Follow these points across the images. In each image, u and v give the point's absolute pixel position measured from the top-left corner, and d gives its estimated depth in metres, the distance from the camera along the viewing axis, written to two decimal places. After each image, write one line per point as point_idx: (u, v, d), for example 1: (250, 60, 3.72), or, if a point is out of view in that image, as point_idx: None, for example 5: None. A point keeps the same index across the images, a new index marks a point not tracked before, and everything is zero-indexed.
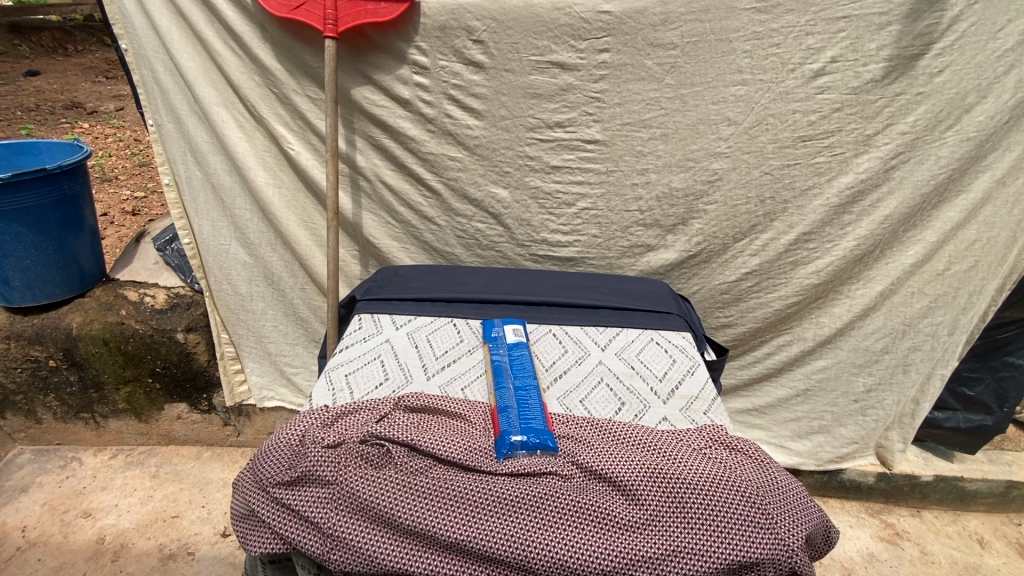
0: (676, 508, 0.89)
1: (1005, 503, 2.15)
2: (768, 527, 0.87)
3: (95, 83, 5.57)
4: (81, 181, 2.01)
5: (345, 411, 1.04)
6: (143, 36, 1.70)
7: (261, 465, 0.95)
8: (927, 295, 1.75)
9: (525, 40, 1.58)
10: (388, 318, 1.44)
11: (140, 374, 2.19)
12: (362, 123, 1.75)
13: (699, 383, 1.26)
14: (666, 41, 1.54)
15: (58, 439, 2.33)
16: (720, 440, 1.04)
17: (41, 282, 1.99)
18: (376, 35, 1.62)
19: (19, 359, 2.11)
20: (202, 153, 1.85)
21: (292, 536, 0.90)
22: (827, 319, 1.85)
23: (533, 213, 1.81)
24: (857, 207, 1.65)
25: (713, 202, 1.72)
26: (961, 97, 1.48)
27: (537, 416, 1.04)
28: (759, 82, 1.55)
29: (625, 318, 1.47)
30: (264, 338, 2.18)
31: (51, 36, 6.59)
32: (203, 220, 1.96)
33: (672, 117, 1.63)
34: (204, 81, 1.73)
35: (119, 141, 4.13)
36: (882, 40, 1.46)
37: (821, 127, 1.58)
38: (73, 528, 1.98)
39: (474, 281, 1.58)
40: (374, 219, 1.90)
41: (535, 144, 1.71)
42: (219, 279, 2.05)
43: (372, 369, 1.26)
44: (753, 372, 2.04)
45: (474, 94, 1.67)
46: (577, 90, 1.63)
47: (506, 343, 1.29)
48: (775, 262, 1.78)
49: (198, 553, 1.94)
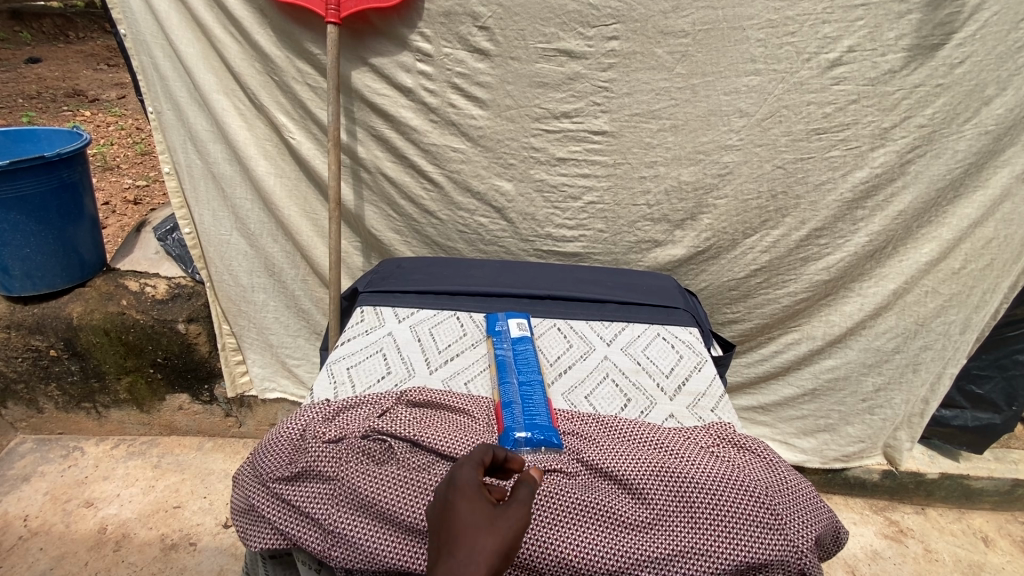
0: (684, 507, 0.87)
1: (1010, 501, 2.14)
2: (778, 529, 0.85)
3: (97, 71, 5.53)
4: (81, 169, 1.99)
5: (347, 405, 1.03)
6: (142, 21, 1.66)
7: (262, 459, 0.95)
8: (941, 294, 1.72)
9: (531, 27, 1.55)
10: (390, 310, 1.42)
11: (141, 365, 2.18)
12: (362, 112, 1.72)
13: (706, 379, 1.24)
14: (676, 29, 1.50)
15: (59, 428, 2.32)
16: (728, 438, 1.02)
17: (41, 271, 1.98)
18: (379, 20, 1.58)
19: (19, 348, 2.10)
20: (202, 142, 1.82)
21: (293, 532, 0.88)
22: (837, 317, 1.83)
23: (538, 207, 1.78)
24: (870, 202, 1.62)
25: (723, 197, 1.69)
26: (980, 89, 1.44)
27: (540, 412, 1.03)
28: (772, 72, 1.51)
29: (631, 313, 1.44)
30: (265, 329, 2.16)
31: (52, 22, 6.54)
32: (203, 210, 1.94)
33: (682, 107, 1.59)
34: (203, 67, 1.70)
35: (120, 129, 4.11)
36: (902, 29, 1.42)
37: (836, 120, 1.54)
38: (75, 518, 1.98)
39: (477, 274, 1.55)
40: (376, 211, 1.87)
41: (540, 134, 1.68)
42: (219, 269, 2.03)
43: (374, 363, 1.25)
44: (760, 369, 2.02)
45: (477, 82, 1.64)
46: (584, 79, 1.60)
47: (509, 337, 1.27)
48: (785, 259, 1.75)
49: (199, 544, 1.93)
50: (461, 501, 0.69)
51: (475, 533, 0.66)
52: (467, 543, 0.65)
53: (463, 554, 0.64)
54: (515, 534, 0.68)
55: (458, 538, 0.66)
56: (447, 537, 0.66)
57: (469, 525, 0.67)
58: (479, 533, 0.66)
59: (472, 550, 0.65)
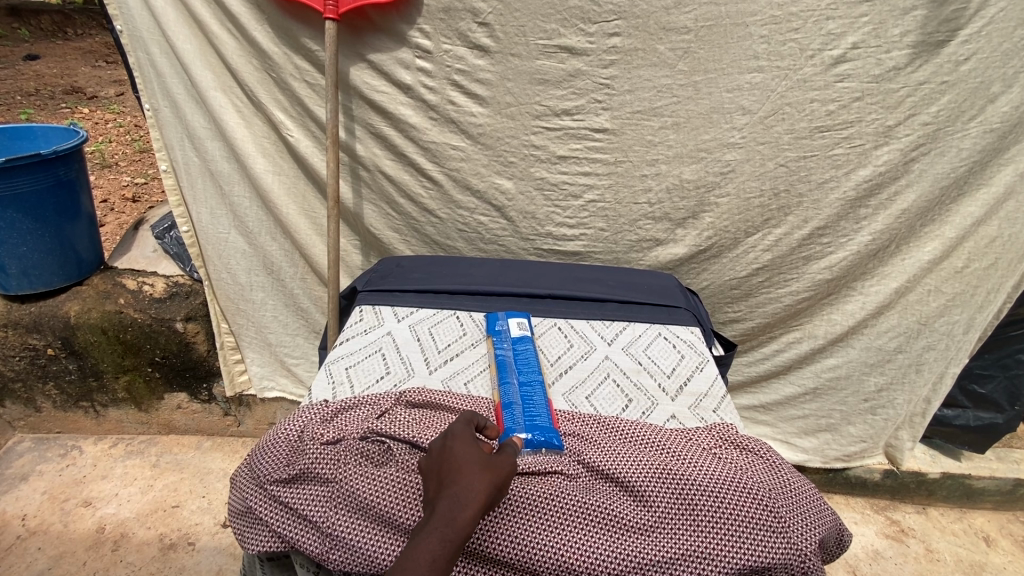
0: (686, 510, 0.86)
1: (1011, 501, 2.13)
2: (781, 532, 0.84)
3: (95, 68, 5.50)
4: (78, 167, 1.97)
5: (345, 406, 1.02)
6: (138, 17, 1.65)
7: (259, 461, 0.94)
8: (944, 293, 1.71)
9: (532, 23, 1.53)
10: (389, 309, 1.41)
11: (139, 364, 2.17)
12: (361, 109, 1.70)
13: (708, 380, 1.23)
14: (679, 25, 1.49)
15: (57, 427, 2.31)
16: (730, 439, 1.01)
17: (38, 270, 1.96)
18: (378, 16, 1.57)
19: (16, 347, 2.09)
20: (200, 139, 1.80)
21: (291, 535, 0.87)
22: (839, 316, 1.82)
23: (538, 205, 1.77)
24: (874, 200, 1.61)
25: (725, 195, 1.68)
26: (985, 87, 1.43)
27: (541, 413, 1.02)
28: (776, 69, 1.50)
29: (632, 312, 1.43)
30: (264, 328, 2.14)
31: (50, 19, 6.51)
32: (201, 208, 1.92)
33: (684, 105, 1.58)
34: (200, 64, 1.68)
35: (119, 127, 4.09)
36: (907, 25, 1.41)
37: (840, 118, 1.53)
38: (73, 518, 1.97)
39: (477, 273, 1.54)
40: (374, 209, 1.86)
41: (540, 132, 1.67)
42: (218, 268, 2.02)
43: (373, 363, 1.23)
44: (761, 368, 2.00)
45: (477, 79, 1.62)
46: (585, 76, 1.58)
47: (509, 337, 1.26)
48: (787, 257, 1.74)
49: (198, 544, 1.92)
50: (456, 447, 0.83)
51: (471, 467, 0.79)
52: (467, 475, 0.78)
53: (463, 482, 0.78)
54: (505, 469, 0.82)
55: (458, 472, 0.79)
56: (447, 472, 0.80)
57: (466, 463, 0.80)
58: (475, 467, 0.80)
59: (471, 480, 0.78)
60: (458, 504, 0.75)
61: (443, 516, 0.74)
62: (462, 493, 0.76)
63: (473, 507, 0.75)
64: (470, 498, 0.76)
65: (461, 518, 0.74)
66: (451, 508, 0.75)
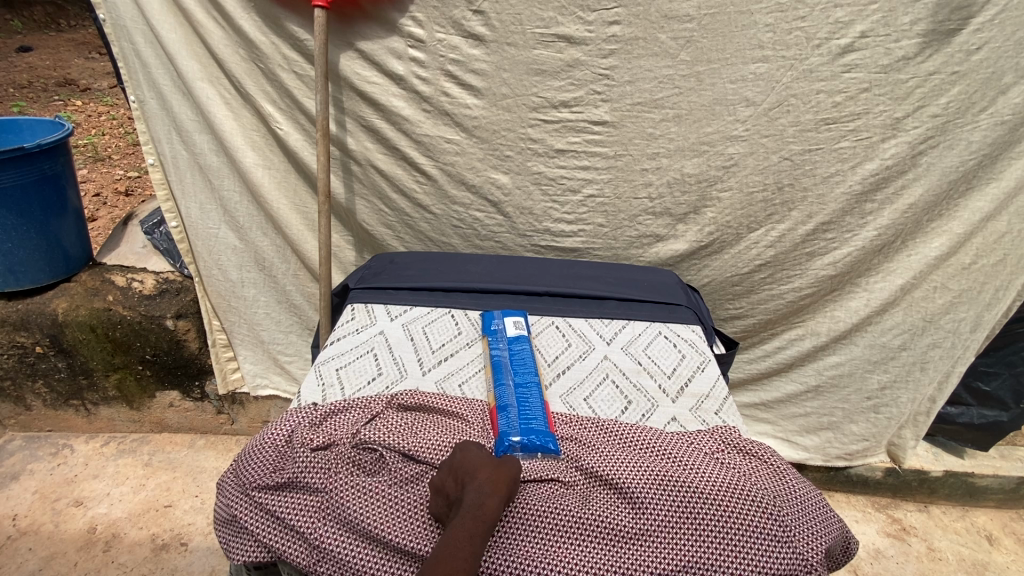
0: (687, 518, 0.82)
1: (1014, 500, 2.10)
2: (786, 542, 0.81)
3: (88, 60, 5.42)
4: (63, 161, 1.93)
5: (335, 410, 0.98)
6: (122, 6, 1.60)
7: (246, 467, 0.90)
8: (950, 290, 1.67)
9: (529, 11, 1.48)
10: (382, 308, 1.37)
11: (130, 362, 2.13)
12: (352, 101, 1.66)
13: (710, 380, 1.20)
14: (681, 13, 1.44)
15: (48, 425, 2.28)
16: (732, 444, 0.98)
17: (24, 266, 1.92)
18: (369, 4, 1.52)
19: (4, 345, 2.05)
20: (188, 132, 1.76)
21: (277, 545, 0.84)
22: (842, 313, 1.78)
23: (535, 200, 1.72)
24: (880, 195, 1.57)
25: (727, 189, 1.64)
26: (996, 77, 1.38)
27: (538, 416, 0.98)
28: (782, 59, 1.45)
29: (632, 310, 1.39)
30: (256, 325, 2.11)
31: (43, 10, 6.42)
32: (190, 202, 1.88)
33: (686, 96, 1.53)
34: (186, 54, 1.63)
35: (112, 119, 4.03)
36: (917, 13, 1.36)
37: (847, 109, 1.48)
38: (64, 518, 1.94)
39: (473, 270, 1.50)
40: (367, 205, 1.82)
41: (537, 125, 1.62)
42: (208, 264, 1.98)
43: (364, 363, 1.20)
44: (762, 365, 1.97)
45: (472, 70, 1.58)
46: (584, 66, 1.53)
47: (505, 337, 1.22)
48: (791, 253, 1.70)
49: (191, 544, 1.89)
50: (468, 449, 0.83)
51: (490, 463, 0.79)
52: (487, 468, 0.79)
53: (483, 475, 0.77)
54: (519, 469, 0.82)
55: (477, 467, 0.79)
56: (460, 472, 0.79)
57: (484, 459, 0.80)
58: (489, 462, 0.80)
59: (492, 472, 0.78)
60: (484, 494, 0.75)
61: (472, 504, 0.73)
62: (485, 484, 0.76)
63: (497, 495, 0.75)
64: (493, 488, 0.76)
65: (490, 503, 0.74)
66: (478, 498, 0.74)
